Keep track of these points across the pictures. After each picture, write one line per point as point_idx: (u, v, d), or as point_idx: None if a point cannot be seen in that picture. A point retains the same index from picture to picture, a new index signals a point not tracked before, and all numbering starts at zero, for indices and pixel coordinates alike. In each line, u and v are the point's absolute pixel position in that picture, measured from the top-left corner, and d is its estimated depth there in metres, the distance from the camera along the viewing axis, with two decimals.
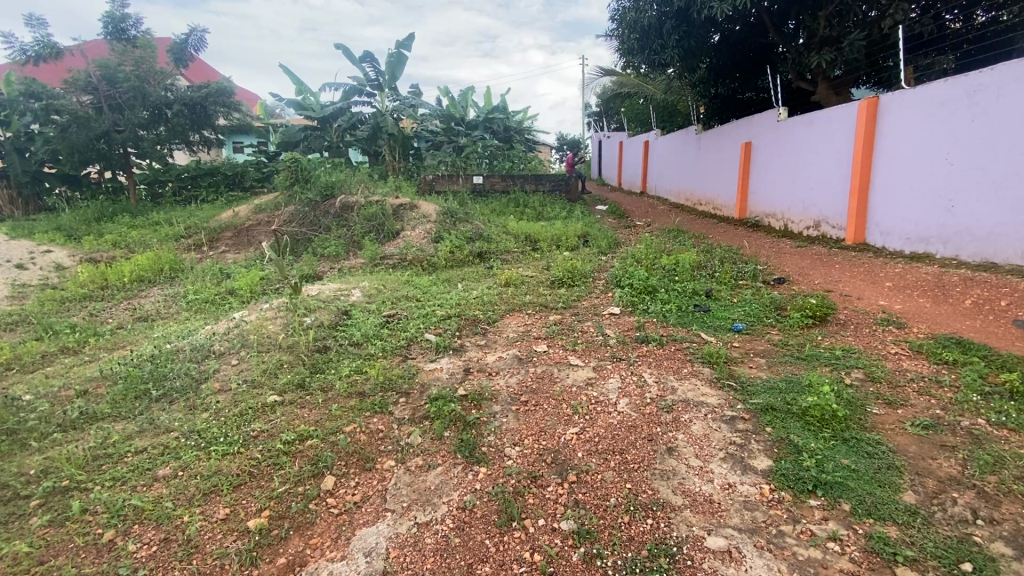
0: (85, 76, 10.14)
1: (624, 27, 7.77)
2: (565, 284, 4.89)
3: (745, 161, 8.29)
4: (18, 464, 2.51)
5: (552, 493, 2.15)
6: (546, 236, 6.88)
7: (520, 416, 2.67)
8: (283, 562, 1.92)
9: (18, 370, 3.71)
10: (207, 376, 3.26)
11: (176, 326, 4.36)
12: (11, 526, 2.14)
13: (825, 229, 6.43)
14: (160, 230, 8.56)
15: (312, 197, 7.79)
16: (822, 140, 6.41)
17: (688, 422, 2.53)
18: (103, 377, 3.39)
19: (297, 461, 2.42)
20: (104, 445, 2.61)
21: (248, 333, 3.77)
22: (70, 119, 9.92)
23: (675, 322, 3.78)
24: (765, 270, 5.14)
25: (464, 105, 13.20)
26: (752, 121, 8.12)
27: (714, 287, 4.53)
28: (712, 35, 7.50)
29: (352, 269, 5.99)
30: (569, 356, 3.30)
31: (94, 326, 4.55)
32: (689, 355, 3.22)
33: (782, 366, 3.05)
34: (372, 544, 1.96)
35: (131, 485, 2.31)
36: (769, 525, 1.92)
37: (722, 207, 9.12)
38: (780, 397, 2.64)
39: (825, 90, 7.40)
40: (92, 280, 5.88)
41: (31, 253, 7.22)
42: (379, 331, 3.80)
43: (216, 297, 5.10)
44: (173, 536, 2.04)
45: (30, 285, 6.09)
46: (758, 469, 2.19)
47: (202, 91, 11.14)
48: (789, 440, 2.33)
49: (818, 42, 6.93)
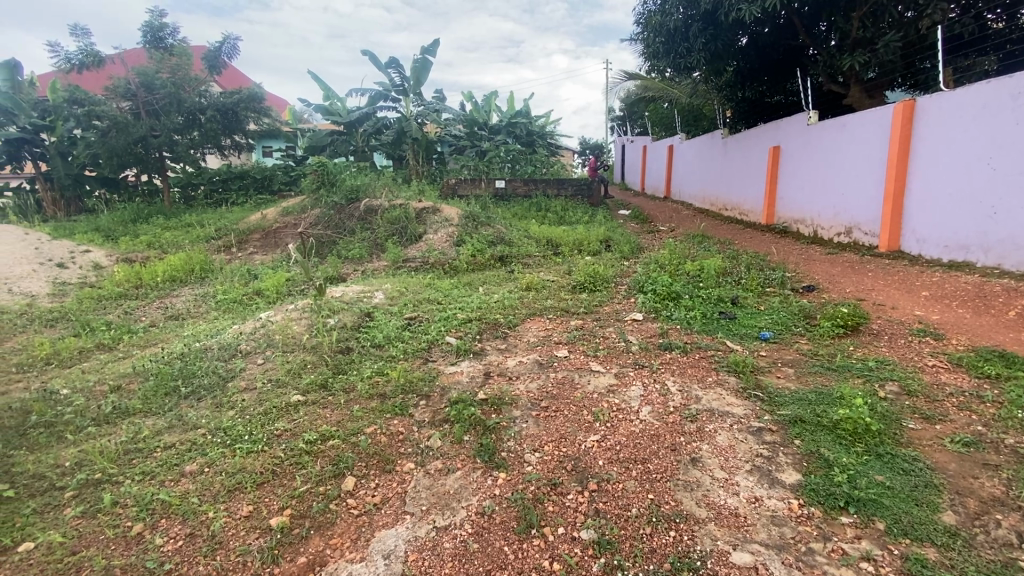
0: (125, 83, 10.59)
1: (649, 31, 7.70)
2: (587, 289, 4.85)
3: (773, 165, 8.11)
4: (55, 456, 2.60)
5: (572, 501, 2.12)
6: (568, 240, 6.85)
7: (540, 422, 2.64)
8: (304, 561, 1.94)
9: (56, 366, 3.87)
10: (233, 375, 3.32)
11: (205, 325, 4.47)
12: (46, 516, 2.21)
13: (857, 236, 6.24)
14: (191, 231, 8.84)
15: (337, 201, 7.91)
16: (856, 144, 6.22)
17: (713, 432, 2.47)
18: (135, 374, 3.50)
19: (318, 461, 2.44)
20: (134, 440, 2.69)
21: (274, 333, 3.83)
22: (111, 124, 10.32)
23: (700, 329, 3.70)
24: (793, 276, 5.02)
25: (487, 110, 13.31)
26: (780, 125, 7.94)
27: (740, 294, 4.43)
28: (739, 38, 7.39)
29: (376, 271, 6.05)
30: (590, 362, 3.25)
31: (128, 324, 4.71)
32: (714, 364, 3.14)
33: (812, 377, 2.96)
34: (392, 546, 1.96)
35: (159, 480, 2.37)
36: (799, 542, 1.85)
37: (749, 212, 8.93)
38: (810, 409, 2.56)
39: (857, 94, 7.20)
40: (127, 280, 6.09)
41: (72, 252, 7.51)
42: (400, 334, 3.83)
43: (244, 297, 5.21)
44: (199, 532, 2.08)
45: (70, 283, 6.36)
46: (786, 482, 2.12)
47: (235, 97, 11.56)
48: (819, 454, 2.25)
49: (850, 43, 6.76)
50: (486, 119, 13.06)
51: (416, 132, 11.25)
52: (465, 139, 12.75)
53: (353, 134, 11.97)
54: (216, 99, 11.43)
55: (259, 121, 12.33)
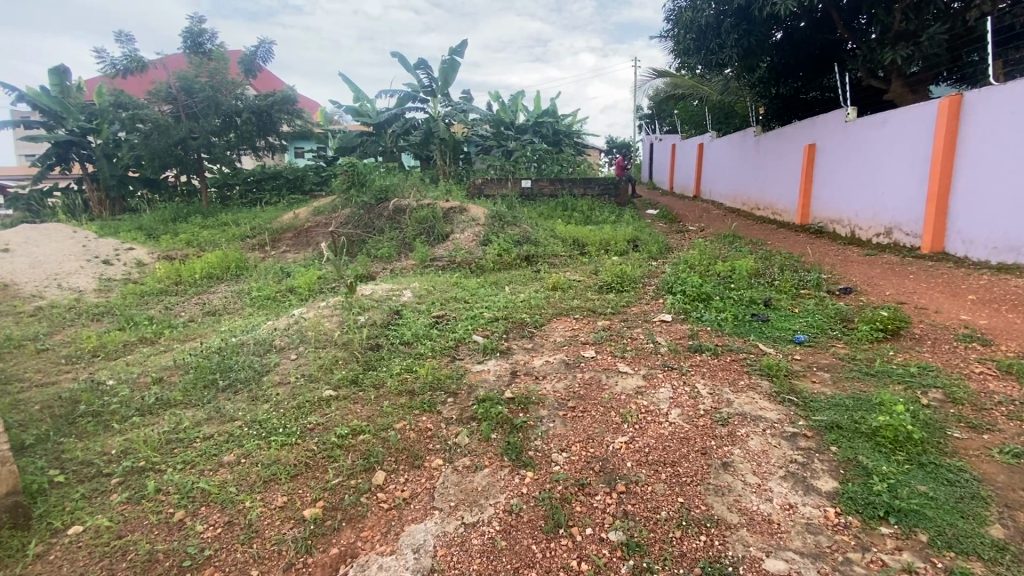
0: (166, 87, 11.02)
1: (679, 28, 7.57)
2: (614, 289, 4.81)
3: (809, 163, 7.87)
4: (102, 444, 2.74)
5: (601, 502, 2.11)
6: (594, 240, 6.80)
7: (567, 422, 2.63)
8: (336, 552, 1.98)
9: (102, 358, 4.06)
10: (268, 369, 3.43)
11: (241, 321, 4.62)
12: (95, 501, 2.32)
13: (898, 237, 6.01)
14: (228, 230, 9.12)
15: (367, 201, 8.07)
16: (897, 141, 5.98)
17: (745, 436, 2.42)
18: (175, 367, 3.64)
19: (350, 455, 2.50)
20: (175, 430, 2.81)
21: (307, 329, 3.93)
22: (153, 127, 10.76)
23: (731, 332, 3.63)
24: (829, 278, 4.87)
25: (514, 110, 13.34)
26: (816, 122, 7.68)
27: (773, 296, 4.33)
28: (774, 33, 7.21)
29: (404, 270, 6.15)
30: (618, 363, 3.22)
31: (169, 319, 4.91)
32: (747, 367, 3.07)
33: (849, 382, 2.86)
34: (421, 541, 1.99)
35: (199, 469, 2.46)
36: (836, 551, 1.80)
37: (783, 212, 8.70)
38: (848, 415, 2.48)
39: (899, 88, 6.94)
40: (167, 276, 6.34)
41: (117, 249, 7.86)
42: (428, 332, 3.87)
43: (277, 294, 5.36)
44: (236, 520, 2.15)
45: (115, 279, 6.65)
46: (822, 490, 2.07)
47: (270, 100, 11.92)
48: (857, 461, 2.18)
49: (892, 37, 6.51)
50: (513, 118, 13.08)
51: (444, 133, 11.36)
52: (492, 139, 12.80)
53: (382, 135, 12.15)
54: (251, 102, 11.80)
55: (292, 123, 12.67)
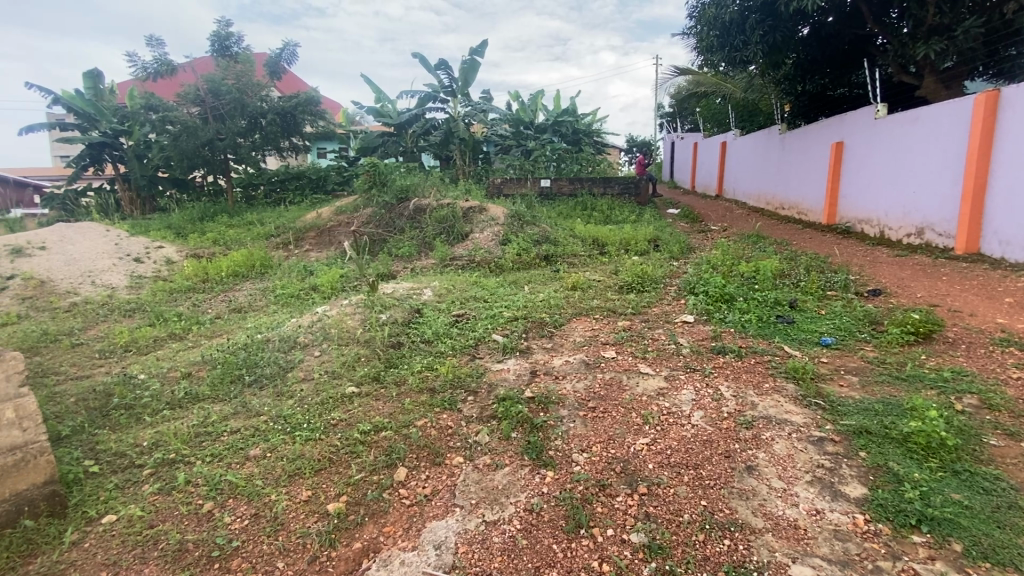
0: (194, 90, 11.31)
1: (702, 25, 7.46)
2: (635, 289, 4.76)
3: (836, 162, 7.68)
4: (135, 436, 2.83)
5: (622, 503, 2.10)
6: (615, 240, 6.74)
7: (588, 422, 2.62)
8: (359, 547, 2.02)
9: (134, 352, 4.20)
10: (293, 365, 3.49)
11: (266, 317, 4.72)
12: (127, 491, 2.40)
13: (930, 237, 5.83)
14: (253, 229, 9.31)
15: (388, 200, 8.16)
16: (930, 138, 5.80)
17: (770, 440, 2.37)
18: (203, 362, 3.74)
19: (372, 451, 2.53)
20: (204, 424, 2.88)
21: (330, 326, 3.99)
22: (182, 129, 11.06)
23: (755, 333, 3.57)
24: (857, 280, 4.75)
25: (534, 109, 13.33)
26: (844, 119, 7.49)
27: (798, 297, 4.24)
28: (800, 28, 7.06)
29: (424, 269, 6.19)
30: (639, 364, 3.20)
31: (197, 315, 5.04)
32: (771, 370, 3.01)
33: (879, 387, 2.78)
34: (442, 537, 2.01)
35: (226, 462, 2.53)
36: (864, 559, 1.76)
37: (809, 212, 8.50)
38: (877, 420, 2.42)
39: (931, 84, 6.73)
40: (195, 274, 6.51)
41: (147, 248, 8.10)
42: (449, 330, 3.90)
43: (301, 292, 5.45)
44: (262, 512, 2.20)
45: (145, 277, 6.86)
46: (851, 496, 2.02)
47: (293, 101, 12.14)
48: (888, 468, 2.12)
49: (925, 31, 6.33)
50: (533, 118, 13.07)
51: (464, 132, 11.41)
52: (511, 139, 12.82)
53: (403, 135, 12.27)
54: (276, 103, 12.03)
55: (315, 124, 12.88)
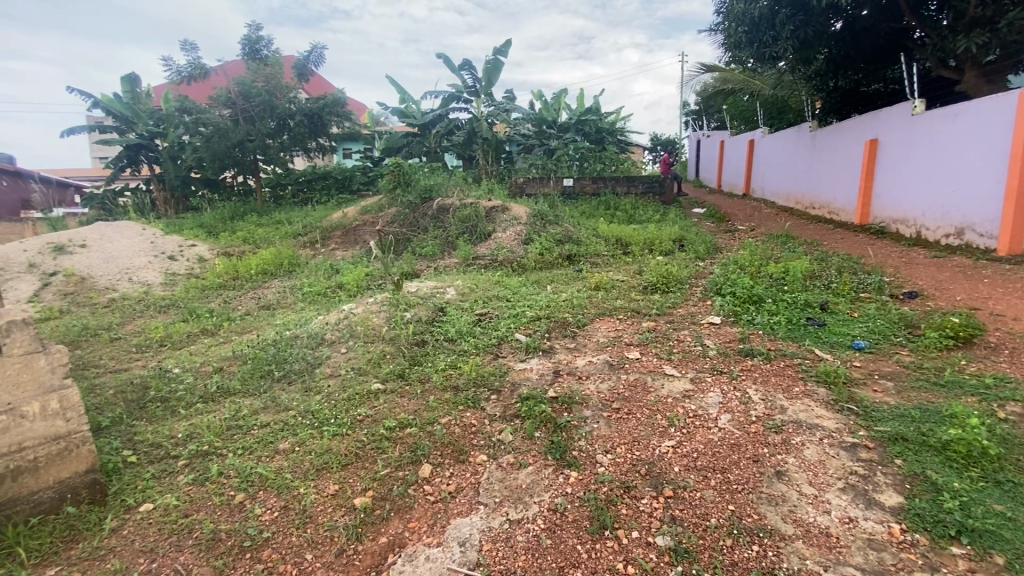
0: (226, 93, 11.63)
1: (730, 21, 7.31)
2: (659, 290, 4.71)
3: (870, 159, 7.43)
4: (170, 428, 2.93)
5: (647, 506, 2.08)
6: (638, 240, 6.68)
7: (612, 423, 2.61)
8: (385, 541, 2.05)
9: (168, 347, 4.34)
10: (320, 362, 3.57)
11: (294, 315, 4.83)
12: (164, 480, 2.49)
13: (971, 237, 5.61)
14: (281, 228, 9.52)
15: (412, 200, 8.25)
16: (971, 134, 5.58)
17: (800, 445, 2.32)
18: (233, 357, 3.84)
19: (397, 447, 2.56)
20: (235, 417, 2.97)
21: (356, 324, 4.06)
22: (214, 130, 11.37)
23: (784, 336, 3.49)
24: (892, 281, 4.60)
25: (557, 108, 13.29)
26: (879, 115, 7.25)
27: (829, 299, 4.13)
28: (833, 23, 6.87)
29: (447, 268, 6.24)
30: (664, 365, 3.16)
31: (228, 312, 5.19)
32: (801, 373, 2.94)
33: (916, 393, 2.69)
34: (466, 534, 2.03)
35: (257, 455, 2.60)
36: (900, 570, 1.70)
37: (840, 211, 8.26)
38: (913, 427, 2.34)
39: (972, 79, 6.47)
40: (226, 272, 6.70)
41: (181, 246, 8.36)
42: (472, 329, 3.92)
43: (328, 290, 5.56)
44: (292, 505, 2.26)
45: (179, 274, 7.09)
46: (886, 504, 1.96)
47: (320, 103, 12.38)
48: (925, 477, 2.05)
49: (966, 23, 6.09)
50: (556, 117, 13.03)
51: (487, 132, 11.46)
52: (534, 138, 12.81)
53: (426, 135, 12.38)
54: (304, 105, 12.29)
55: (341, 125, 13.10)
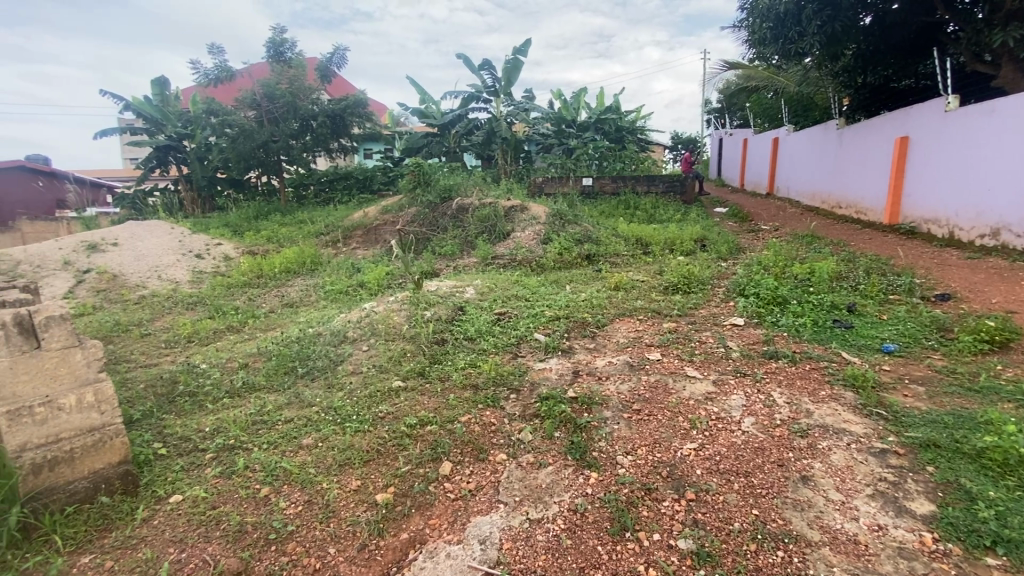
0: (251, 95, 11.88)
1: (754, 17, 7.17)
2: (681, 290, 4.65)
3: (900, 158, 7.23)
4: (198, 422, 3.01)
5: (668, 508, 2.06)
6: (659, 239, 6.60)
7: (632, 425, 2.59)
8: (406, 537, 2.07)
9: (196, 343, 4.46)
10: (342, 359, 3.62)
11: (317, 312, 4.91)
12: (192, 473, 2.56)
13: (1007, 238, 5.42)
14: (304, 227, 9.69)
15: (432, 199, 8.31)
16: (1008, 131, 5.39)
17: (827, 450, 2.27)
18: (258, 354, 3.93)
19: (418, 444, 2.59)
20: (260, 412, 3.04)
21: (377, 322, 4.11)
22: (239, 132, 11.63)
23: (810, 338, 3.41)
24: (923, 283, 4.46)
25: (576, 107, 13.23)
26: (910, 112, 7.04)
27: (857, 301, 4.03)
28: (862, 17, 6.69)
29: (467, 267, 6.26)
30: (685, 367, 3.13)
31: (253, 309, 5.30)
32: (828, 376, 2.88)
33: (948, 398, 2.61)
34: (487, 532, 2.04)
35: (282, 450, 2.65)
36: None
37: (868, 211, 8.04)
38: (947, 434, 2.27)
39: (1010, 74, 6.24)
40: (251, 270, 6.84)
41: (207, 244, 8.56)
42: (491, 328, 3.93)
43: (349, 289, 5.64)
44: (315, 499, 2.30)
45: (205, 272, 7.27)
46: (917, 512, 1.91)
47: (342, 104, 12.56)
48: (959, 485, 1.98)
49: (1003, 16, 5.88)
50: (575, 116, 12.97)
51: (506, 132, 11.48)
52: (553, 137, 12.78)
53: (446, 135, 12.46)
54: (326, 106, 12.49)
55: (362, 125, 13.27)
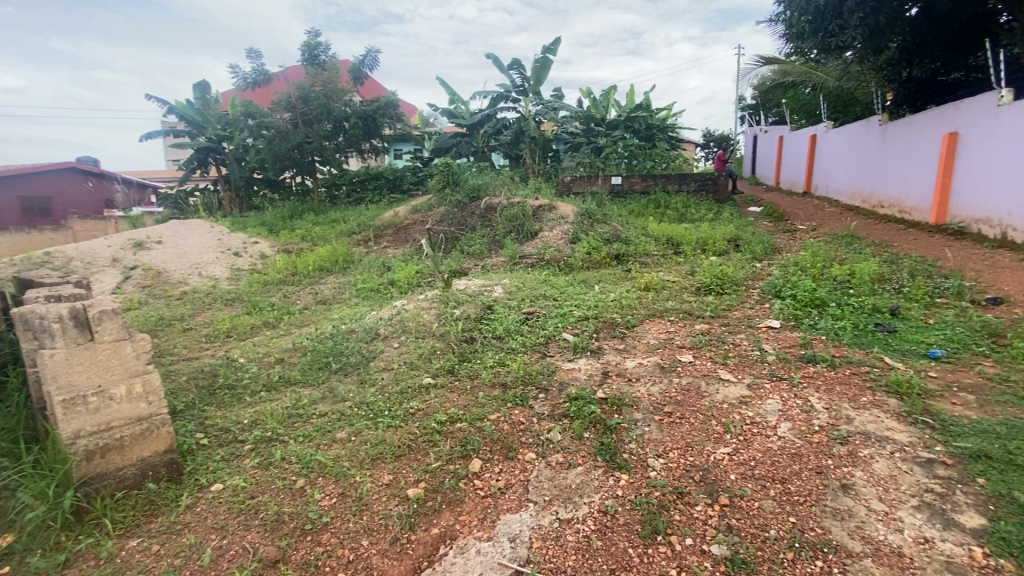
0: (287, 97, 12.21)
1: (791, 11, 6.95)
2: (713, 292, 4.56)
3: (948, 154, 6.89)
4: (237, 414, 3.12)
5: (701, 513, 2.03)
6: (690, 239, 6.48)
7: (663, 428, 2.55)
8: (436, 532, 2.11)
9: (234, 338, 4.62)
10: (374, 355, 3.70)
11: (349, 310, 5.02)
12: (232, 462, 2.66)
13: None
14: (336, 226, 9.91)
15: (460, 199, 8.38)
16: None
17: (868, 459, 2.19)
18: (293, 349, 4.04)
19: (448, 441, 2.62)
20: (296, 406, 3.13)
21: (407, 320, 4.17)
22: (275, 133, 11.98)
23: (849, 342, 3.30)
24: (973, 286, 4.25)
25: (606, 105, 13.10)
26: (960, 106, 6.71)
27: (901, 304, 3.87)
28: (908, 8, 6.41)
29: (495, 266, 6.30)
30: (718, 370, 3.06)
31: (288, 306, 5.46)
32: (870, 382, 2.77)
33: (1000, 407, 2.48)
34: (517, 531, 2.05)
35: (316, 443, 2.72)
36: None
37: (912, 210, 7.70)
38: (999, 445, 2.15)
39: None
40: (286, 268, 7.04)
41: (245, 242, 8.85)
42: (519, 328, 3.94)
43: (380, 287, 5.74)
44: (349, 492, 2.35)
45: (243, 269, 7.52)
46: (966, 526, 1.82)
47: (374, 105, 12.79)
48: (1012, 498, 1.88)
49: None
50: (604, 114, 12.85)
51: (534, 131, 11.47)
52: (581, 136, 12.69)
53: (475, 135, 12.53)
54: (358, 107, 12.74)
55: (393, 126, 13.48)
